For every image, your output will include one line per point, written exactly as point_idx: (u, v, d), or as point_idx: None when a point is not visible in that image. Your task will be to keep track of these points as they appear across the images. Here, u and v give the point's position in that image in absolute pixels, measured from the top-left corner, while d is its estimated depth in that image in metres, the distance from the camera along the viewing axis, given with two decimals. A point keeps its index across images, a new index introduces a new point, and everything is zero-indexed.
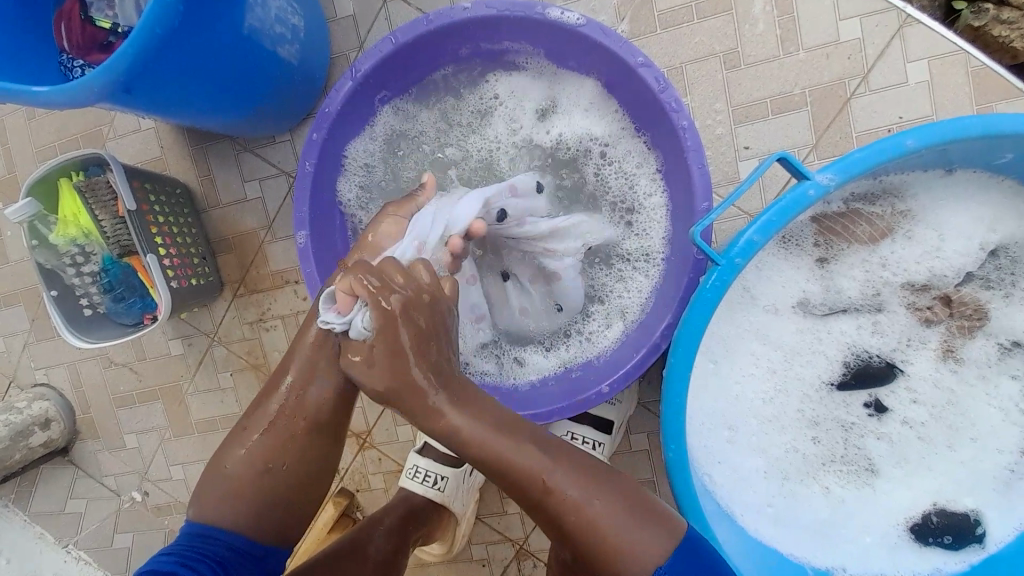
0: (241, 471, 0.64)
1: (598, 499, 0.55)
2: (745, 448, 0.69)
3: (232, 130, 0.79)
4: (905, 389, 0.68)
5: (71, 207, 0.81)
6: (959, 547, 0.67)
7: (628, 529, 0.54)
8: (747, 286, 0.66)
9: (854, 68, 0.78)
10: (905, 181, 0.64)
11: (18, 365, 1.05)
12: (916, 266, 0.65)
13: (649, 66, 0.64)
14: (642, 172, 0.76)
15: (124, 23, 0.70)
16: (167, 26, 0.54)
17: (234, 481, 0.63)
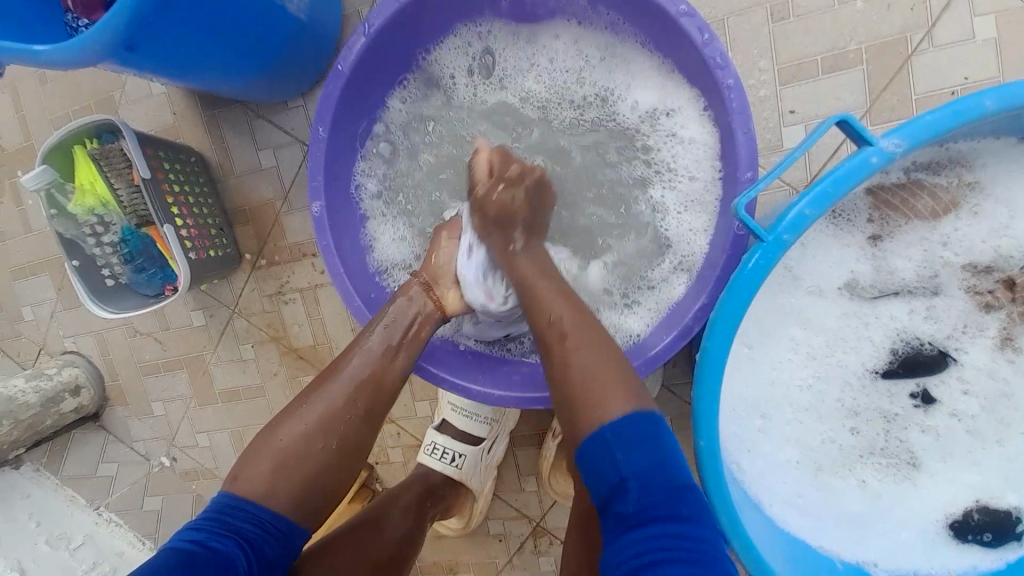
0: (297, 442, 0.57)
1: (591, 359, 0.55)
2: (778, 438, 0.66)
3: (245, 93, 0.76)
4: (957, 379, 0.64)
5: (85, 174, 0.79)
6: (998, 545, 0.64)
7: (605, 391, 0.53)
8: (789, 265, 0.61)
9: (918, 24, 0.70)
10: (974, 149, 0.57)
11: (48, 333, 1.07)
12: (982, 246, 0.59)
13: (694, 15, 0.58)
14: (680, 136, 0.70)
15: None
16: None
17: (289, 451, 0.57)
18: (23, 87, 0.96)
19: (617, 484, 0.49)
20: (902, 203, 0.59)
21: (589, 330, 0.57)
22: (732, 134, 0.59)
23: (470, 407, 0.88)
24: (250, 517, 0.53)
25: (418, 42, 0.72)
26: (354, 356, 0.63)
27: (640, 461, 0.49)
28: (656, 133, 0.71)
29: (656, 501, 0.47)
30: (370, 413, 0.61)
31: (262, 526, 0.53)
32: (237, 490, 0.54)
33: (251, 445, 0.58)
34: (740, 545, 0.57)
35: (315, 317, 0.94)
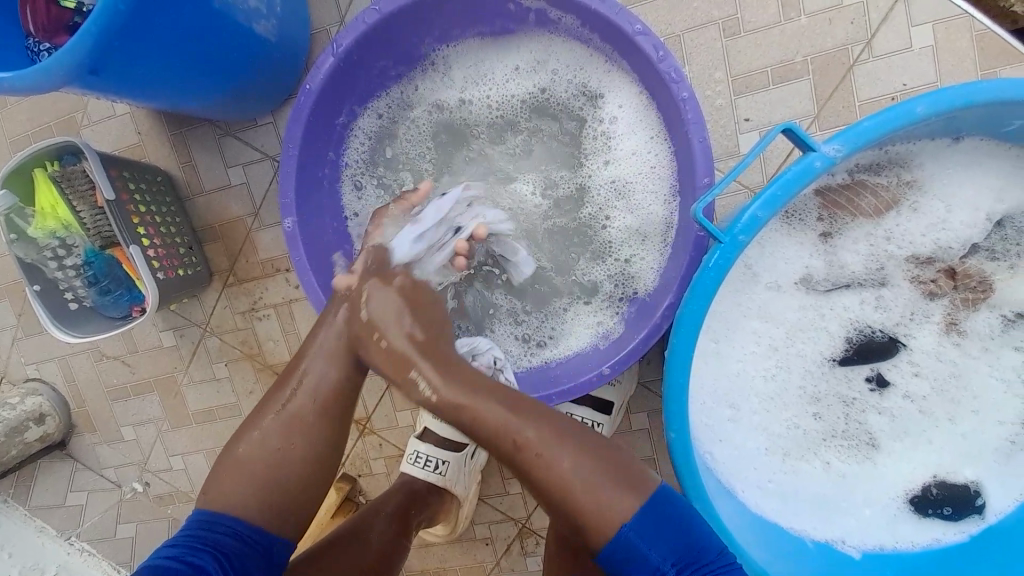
0: (257, 452, 0.59)
1: (577, 463, 0.54)
2: (746, 426, 0.69)
3: (210, 113, 0.76)
4: (907, 363, 0.68)
5: (44, 195, 0.77)
6: (958, 517, 0.69)
7: (603, 487, 0.54)
8: (747, 265, 0.64)
9: (859, 34, 0.75)
10: (911, 150, 0.61)
11: (8, 362, 1.03)
12: (922, 238, 0.64)
13: (649, 34, 0.61)
14: (640, 147, 0.73)
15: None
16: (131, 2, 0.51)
17: (255, 463, 0.59)
18: None
19: (651, 574, 0.51)
20: (848, 202, 0.63)
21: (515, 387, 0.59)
22: (689, 144, 0.62)
23: None
24: (228, 532, 0.55)
25: (386, 61, 0.73)
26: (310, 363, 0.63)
27: (663, 545, 0.52)
28: (622, 147, 0.74)
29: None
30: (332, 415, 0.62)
31: (239, 536, 0.55)
32: (207, 508, 0.57)
33: (217, 464, 0.61)
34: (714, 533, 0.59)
35: (290, 332, 0.93)
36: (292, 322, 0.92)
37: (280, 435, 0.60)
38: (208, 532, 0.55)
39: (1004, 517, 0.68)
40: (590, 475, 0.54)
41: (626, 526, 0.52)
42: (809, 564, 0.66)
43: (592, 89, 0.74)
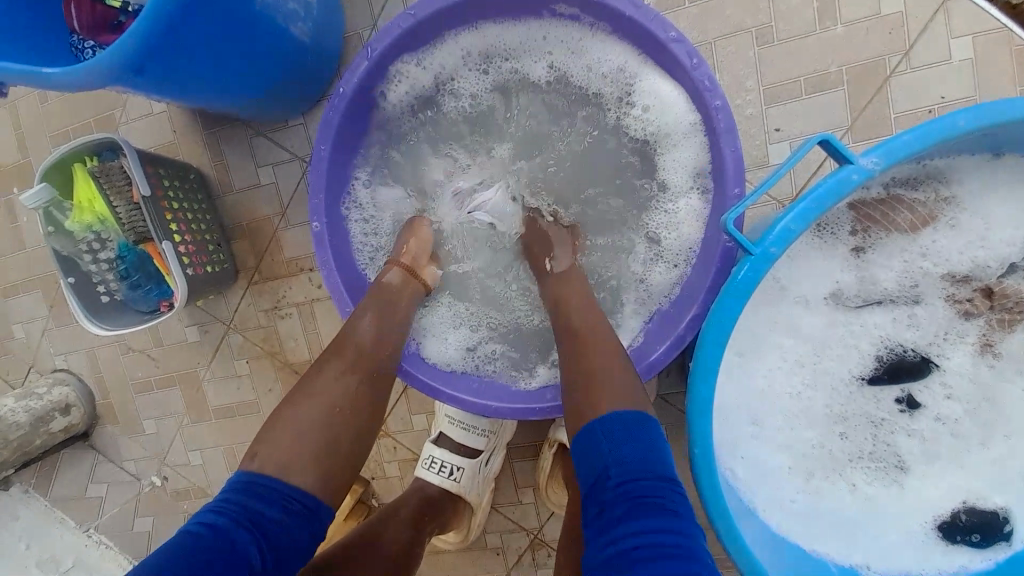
0: (308, 419, 0.55)
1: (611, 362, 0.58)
2: (770, 442, 0.67)
3: (243, 113, 0.78)
4: (940, 384, 0.66)
5: (84, 192, 0.80)
6: (986, 545, 0.66)
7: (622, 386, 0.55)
8: (777, 278, 0.63)
9: (895, 46, 0.74)
10: (950, 165, 0.60)
11: (39, 351, 1.06)
12: (958, 256, 0.62)
13: (683, 42, 0.62)
14: (671, 154, 0.72)
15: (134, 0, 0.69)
16: (178, 3, 0.53)
17: (306, 427, 0.55)
18: (22, 106, 0.97)
19: (599, 471, 0.50)
20: (884, 217, 0.61)
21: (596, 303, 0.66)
22: (720, 153, 0.62)
23: (468, 420, 0.88)
24: (275, 501, 0.50)
25: (419, 68, 0.74)
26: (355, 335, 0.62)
27: (629, 449, 0.50)
28: (654, 156, 0.74)
29: (636, 485, 0.48)
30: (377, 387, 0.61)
31: (285, 509, 0.50)
32: (251, 471, 0.52)
33: (261, 429, 0.56)
34: (735, 551, 0.58)
35: (312, 331, 0.94)
36: (314, 321, 0.94)
37: (326, 418, 0.56)
38: (249, 500, 0.50)
39: None
40: (621, 374, 0.57)
41: (612, 412, 0.53)
42: None
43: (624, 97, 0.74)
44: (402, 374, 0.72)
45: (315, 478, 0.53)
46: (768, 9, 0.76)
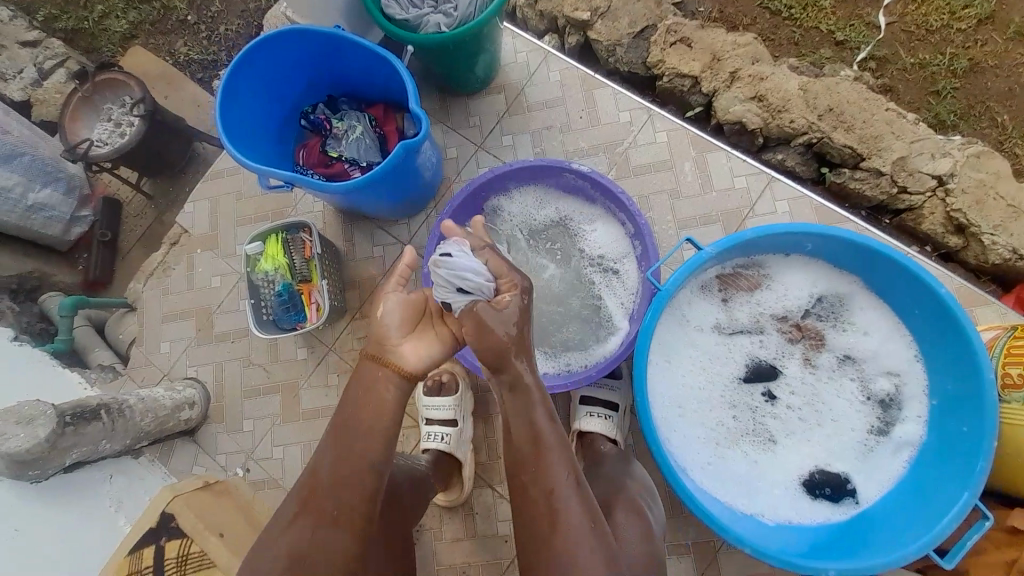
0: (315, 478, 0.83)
1: None
2: (690, 419, 1.10)
3: (378, 211, 1.33)
4: (785, 384, 1.12)
5: (274, 249, 1.30)
6: (836, 496, 1.06)
7: None
8: (683, 316, 1.13)
9: (747, 203, 1.36)
10: (766, 260, 1.13)
11: (176, 363, 1.46)
12: (778, 308, 1.14)
13: (624, 196, 1.21)
14: (622, 250, 1.29)
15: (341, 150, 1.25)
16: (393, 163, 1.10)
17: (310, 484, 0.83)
18: (220, 200, 1.52)
19: None
20: (735, 284, 1.14)
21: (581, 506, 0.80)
22: (648, 248, 1.18)
23: (427, 404, 1.27)
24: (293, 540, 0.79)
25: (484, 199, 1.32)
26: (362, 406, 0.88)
27: None
28: (606, 247, 1.30)
29: None
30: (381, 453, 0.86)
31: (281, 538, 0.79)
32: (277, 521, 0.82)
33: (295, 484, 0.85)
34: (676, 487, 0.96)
35: None
36: None
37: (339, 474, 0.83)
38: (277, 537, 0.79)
39: (867, 496, 1.05)
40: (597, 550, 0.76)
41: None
42: (738, 520, 1.02)
43: (589, 213, 1.31)
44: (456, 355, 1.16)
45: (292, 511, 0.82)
46: (679, 179, 1.39)
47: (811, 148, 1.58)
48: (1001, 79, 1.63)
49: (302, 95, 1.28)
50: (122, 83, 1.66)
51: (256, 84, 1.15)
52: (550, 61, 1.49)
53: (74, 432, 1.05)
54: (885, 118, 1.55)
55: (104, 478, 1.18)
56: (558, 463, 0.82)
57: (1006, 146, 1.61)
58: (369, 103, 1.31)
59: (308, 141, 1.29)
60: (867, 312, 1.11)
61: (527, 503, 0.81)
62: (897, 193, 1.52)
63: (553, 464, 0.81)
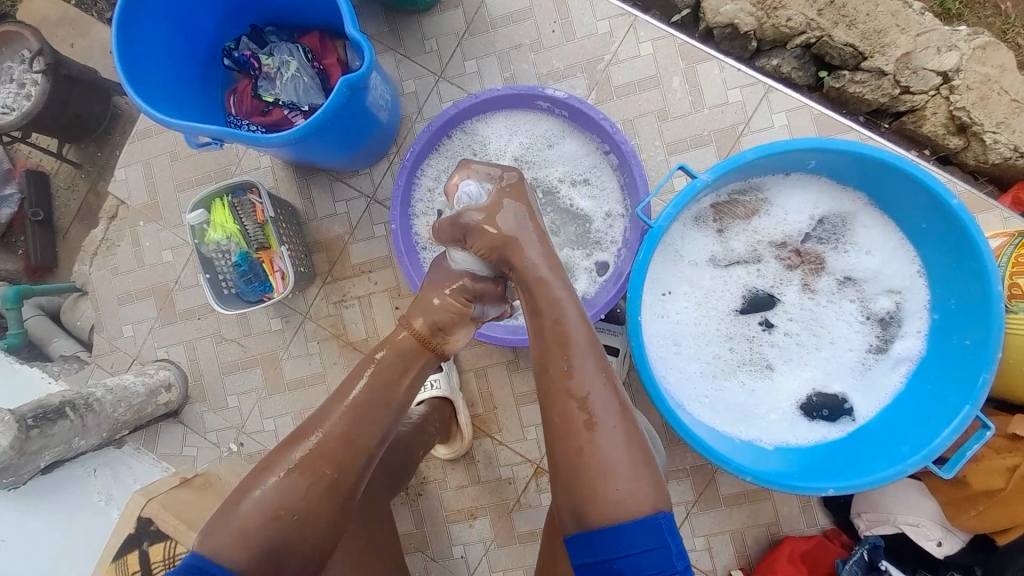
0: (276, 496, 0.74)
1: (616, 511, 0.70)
2: (686, 355, 1.06)
3: (335, 163, 1.19)
4: (783, 311, 1.07)
5: (221, 216, 1.17)
6: (835, 417, 1.05)
7: (623, 526, 0.70)
8: (675, 250, 1.05)
9: (741, 119, 1.23)
10: (764, 180, 1.03)
11: (144, 346, 1.37)
12: (777, 233, 1.06)
13: (608, 121, 1.07)
14: (607, 184, 1.17)
15: (278, 95, 1.07)
16: (338, 104, 0.94)
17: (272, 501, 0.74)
18: (155, 164, 1.35)
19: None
20: (730, 212, 1.05)
21: (600, 397, 0.77)
22: (636, 178, 1.07)
23: None
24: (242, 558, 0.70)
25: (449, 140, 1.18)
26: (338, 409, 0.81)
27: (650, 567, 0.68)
28: (574, 167, 1.19)
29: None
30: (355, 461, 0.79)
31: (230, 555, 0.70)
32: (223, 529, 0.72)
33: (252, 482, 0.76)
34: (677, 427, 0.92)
35: (369, 317, 1.30)
36: (371, 308, 1.30)
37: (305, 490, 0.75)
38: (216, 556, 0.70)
39: (864, 413, 1.05)
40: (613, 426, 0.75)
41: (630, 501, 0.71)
42: (738, 449, 1.01)
43: (565, 145, 1.18)
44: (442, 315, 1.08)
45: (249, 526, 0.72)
46: (666, 99, 1.24)
47: (809, 50, 1.43)
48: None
49: (218, 28, 1.08)
50: (17, 34, 1.40)
51: (156, 17, 0.95)
52: None
53: (40, 433, 0.98)
54: (890, 9, 1.38)
55: (90, 468, 1.11)
56: (584, 358, 0.79)
57: (1009, 37, 1.46)
58: (302, 32, 1.11)
59: (238, 86, 1.11)
60: (869, 229, 1.04)
61: (552, 393, 0.78)
62: (899, 94, 1.40)
63: (577, 351, 0.79)
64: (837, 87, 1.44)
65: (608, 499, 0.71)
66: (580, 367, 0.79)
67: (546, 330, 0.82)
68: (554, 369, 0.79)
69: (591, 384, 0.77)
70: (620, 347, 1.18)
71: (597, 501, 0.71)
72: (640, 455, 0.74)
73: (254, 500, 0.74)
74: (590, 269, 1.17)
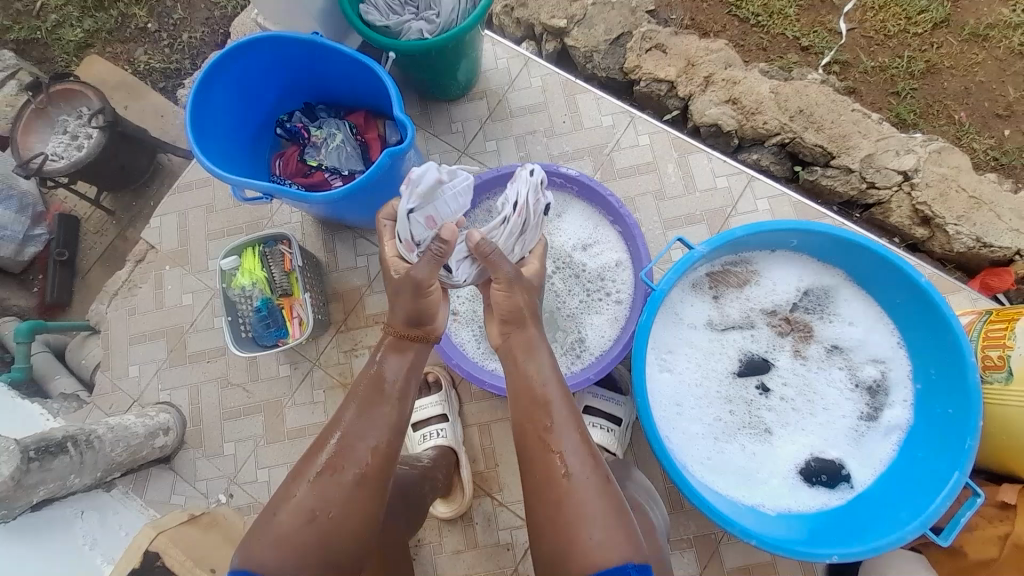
0: (291, 520, 0.74)
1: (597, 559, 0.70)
2: (686, 415, 1.10)
3: (364, 222, 1.30)
4: (777, 376, 1.13)
5: (251, 263, 1.25)
6: (833, 483, 1.07)
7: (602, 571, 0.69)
8: (676, 314, 1.14)
9: (729, 202, 1.38)
10: (753, 254, 1.15)
11: (146, 388, 1.37)
12: (767, 302, 1.15)
13: (614, 198, 1.20)
14: (610, 252, 1.27)
15: (322, 160, 1.21)
16: (379, 169, 1.06)
17: (284, 529, 0.73)
18: (191, 214, 1.45)
19: None
20: (724, 281, 1.15)
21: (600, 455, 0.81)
22: (638, 248, 1.18)
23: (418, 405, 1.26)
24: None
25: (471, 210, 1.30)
26: (341, 431, 0.82)
27: None
28: (576, 235, 1.29)
29: None
30: (370, 477, 0.79)
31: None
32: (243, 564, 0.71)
33: (267, 513, 0.76)
34: (680, 486, 0.94)
35: None
36: None
37: (324, 511, 0.75)
38: None
39: (861, 479, 1.07)
40: (594, 476, 0.77)
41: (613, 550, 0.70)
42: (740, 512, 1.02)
43: (573, 216, 1.30)
44: (446, 358, 1.17)
45: (272, 554, 0.71)
46: (662, 181, 1.40)
47: (785, 147, 1.64)
48: (958, 78, 1.74)
49: (276, 103, 1.24)
50: (80, 94, 1.54)
51: (226, 92, 1.10)
52: (531, 66, 1.49)
53: (40, 467, 0.96)
54: (853, 118, 1.62)
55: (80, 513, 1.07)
56: (565, 411, 0.83)
57: (964, 141, 1.70)
58: (349, 111, 1.27)
59: (285, 151, 1.25)
60: (849, 301, 1.14)
61: (535, 445, 0.81)
62: (866, 188, 1.59)
63: (559, 405, 0.83)
64: (811, 179, 1.63)
65: (592, 551, 0.70)
66: (559, 418, 0.82)
67: (529, 382, 0.87)
68: (543, 415, 0.83)
69: (571, 435, 0.80)
70: (624, 419, 1.22)
71: (579, 548, 0.71)
72: (616, 508, 0.75)
73: (278, 521, 0.74)
74: (594, 330, 1.24)
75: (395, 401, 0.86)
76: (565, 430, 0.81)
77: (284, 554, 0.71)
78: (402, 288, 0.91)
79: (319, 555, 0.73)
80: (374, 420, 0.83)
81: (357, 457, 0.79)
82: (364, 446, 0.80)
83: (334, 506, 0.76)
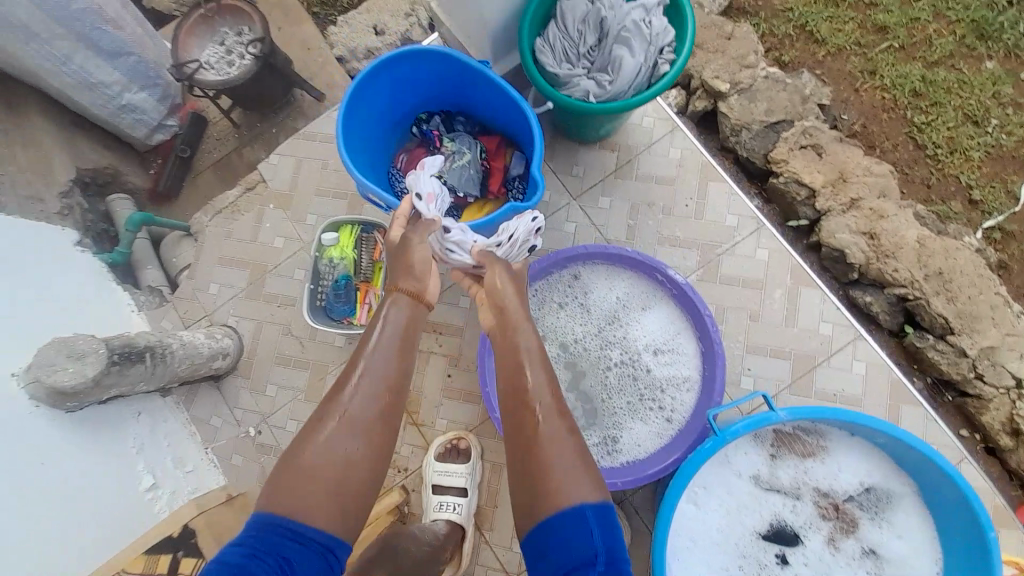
0: (304, 472, 0.72)
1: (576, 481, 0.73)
2: (696, 554, 1.08)
3: None
4: (802, 555, 1.09)
5: (346, 241, 1.30)
6: None
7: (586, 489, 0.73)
8: (727, 456, 1.10)
9: (823, 350, 1.30)
10: (829, 429, 1.10)
11: (218, 307, 1.47)
12: (823, 480, 1.10)
13: (710, 319, 1.17)
14: (682, 363, 1.25)
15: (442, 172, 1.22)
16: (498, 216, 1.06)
17: (298, 481, 0.72)
18: (307, 163, 1.51)
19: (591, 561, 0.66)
20: (788, 443, 1.11)
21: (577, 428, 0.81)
22: (715, 376, 1.15)
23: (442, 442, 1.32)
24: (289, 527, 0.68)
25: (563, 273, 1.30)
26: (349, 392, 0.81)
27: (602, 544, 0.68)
28: (654, 336, 1.27)
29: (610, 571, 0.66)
30: (379, 417, 0.80)
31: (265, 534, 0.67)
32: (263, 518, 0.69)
33: (271, 480, 0.73)
34: None
35: (422, 371, 1.38)
36: (427, 365, 1.38)
37: (336, 458, 0.75)
38: (261, 535, 0.67)
39: None
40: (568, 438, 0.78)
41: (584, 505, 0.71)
42: None
43: (660, 314, 1.27)
44: (489, 407, 1.17)
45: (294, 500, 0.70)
46: (763, 303, 1.33)
47: (904, 303, 1.52)
48: None
49: (422, 102, 1.25)
50: (245, 13, 1.59)
51: (383, 85, 1.12)
52: (675, 135, 1.42)
53: (119, 371, 1.05)
54: (993, 301, 1.48)
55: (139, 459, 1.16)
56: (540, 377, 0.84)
57: None
58: (484, 132, 1.27)
59: (412, 150, 1.27)
60: (910, 517, 1.07)
61: (515, 424, 0.81)
62: (973, 377, 1.46)
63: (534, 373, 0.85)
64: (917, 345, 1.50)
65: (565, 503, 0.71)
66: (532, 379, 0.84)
67: (511, 354, 0.87)
68: (517, 386, 0.83)
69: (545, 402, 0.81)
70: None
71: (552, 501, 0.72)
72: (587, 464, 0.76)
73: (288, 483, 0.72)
74: (636, 432, 1.22)
75: (394, 348, 0.87)
76: (542, 391, 0.82)
77: (298, 496, 0.71)
78: (407, 262, 0.95)
79: (337, 493, 0.73)
80: (381, 366, 0.84)
81: (363, 409, 0.79)
82: (370, 394, 0.81)
83: (342, 452, 0.75)
